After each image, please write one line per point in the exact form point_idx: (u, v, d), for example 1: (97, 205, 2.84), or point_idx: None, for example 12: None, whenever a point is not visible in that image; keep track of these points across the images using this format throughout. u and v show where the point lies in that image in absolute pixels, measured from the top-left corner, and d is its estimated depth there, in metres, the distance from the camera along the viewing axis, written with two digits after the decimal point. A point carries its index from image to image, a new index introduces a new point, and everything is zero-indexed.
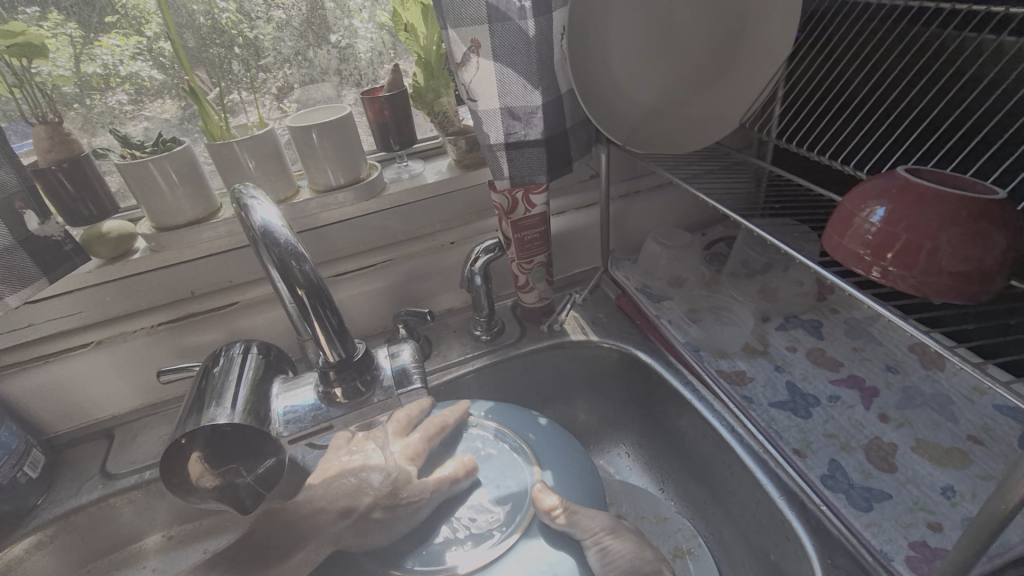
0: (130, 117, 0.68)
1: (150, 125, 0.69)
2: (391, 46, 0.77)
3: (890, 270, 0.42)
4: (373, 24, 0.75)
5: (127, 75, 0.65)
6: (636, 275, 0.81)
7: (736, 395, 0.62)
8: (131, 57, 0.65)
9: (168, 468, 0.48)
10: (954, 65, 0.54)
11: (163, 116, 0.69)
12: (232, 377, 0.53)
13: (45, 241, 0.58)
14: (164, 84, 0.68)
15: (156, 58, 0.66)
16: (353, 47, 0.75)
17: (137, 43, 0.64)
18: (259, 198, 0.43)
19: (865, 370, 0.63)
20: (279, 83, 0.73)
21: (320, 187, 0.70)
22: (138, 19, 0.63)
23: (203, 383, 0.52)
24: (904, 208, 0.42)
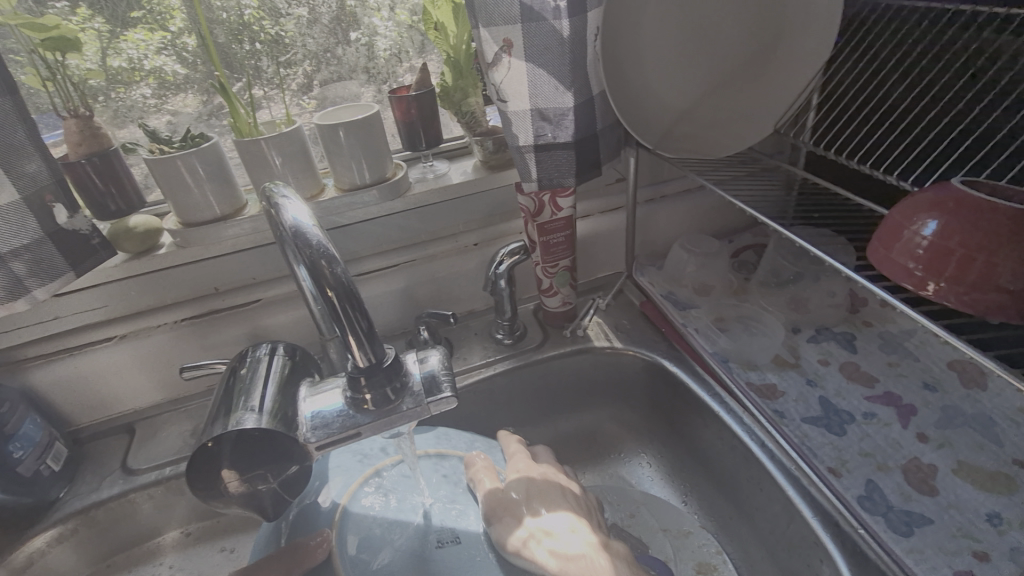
0: (154, 111, 0.68)
1: (174, 119, 0.69)
2: (415, 45, 0.76)
3: (942, 286, 0.40)
4: (392, 22, 0.74)
5: (152, 68, 0.65)
6: (661, 281, 0.79)
7: (766, 409, 0.60)
8: (157, 51, 0.64)
9: (195, 469, 0.47)
10: (1006, 73, 0.52)
11: (186, 111, 0.69)
12: (258, 378, 0.53)
13: (73, 234, 0.58)
14: (188, 78, 0.67)
15: (180, 53, 0.65)
16: (378, 45, 0.74)
17: (162, 38, 0.64)
18: (290, 196, 0.42)
19: (901, 387, 0.61)
20: (302, 80, 0.72)
21: (345, 186, 0.70)
22: (163, 14, 0.63)
23: (230, 383, 0.52)
24: (959, 222, 0.40)
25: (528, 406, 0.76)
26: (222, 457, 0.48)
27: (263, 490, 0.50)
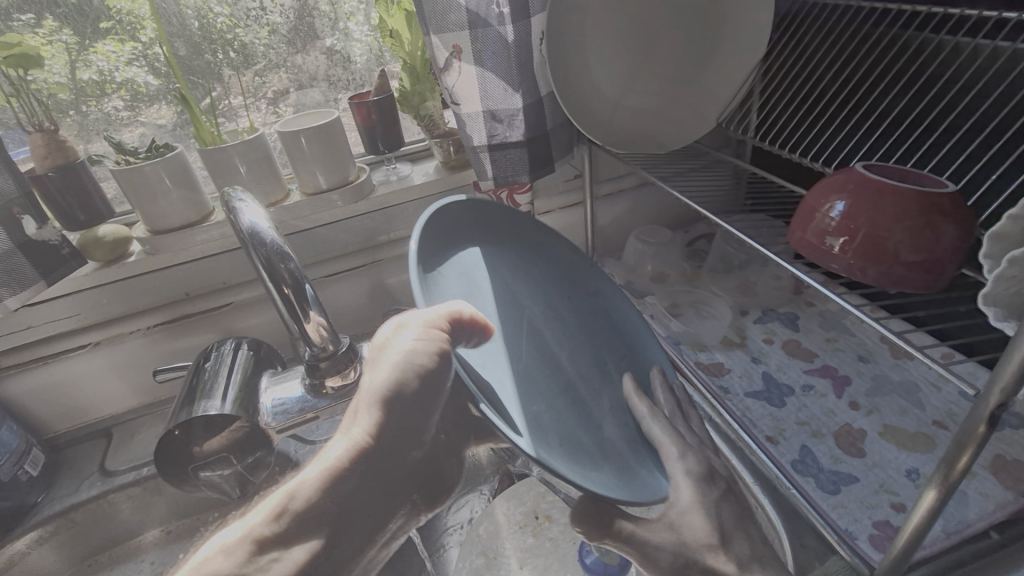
0: (126, 124, 0.70)
1: (145, 131, 0.71)
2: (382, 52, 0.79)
3: (850, 262, 0.44)
4: (368, 27, 0.77)
5: (124, 81, 0.67)
6: (619, 272, 0.83)
7: (712, 385, 0.63)
8: (128, 63, 0.67)
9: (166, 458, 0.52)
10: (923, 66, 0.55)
11: (158, 122, 0.72)
12: (222, 375, 0.54)
13: (42, 245, 0.60)
14: (160, 90, 0.70)
15: (152, 63, 0.68)
16: (349, 51, 0.77)
17: (134, 48, 0.66)
18: (246, 200, 0.45)
19: (838, 360, 0.65)
20: (275, 88, 0.75)
21: (309, 191, 0.72)
22: (133, 25, 0.65)
23: (194, 381, 0.54)
24: (861, 203, 0.44)
25: None
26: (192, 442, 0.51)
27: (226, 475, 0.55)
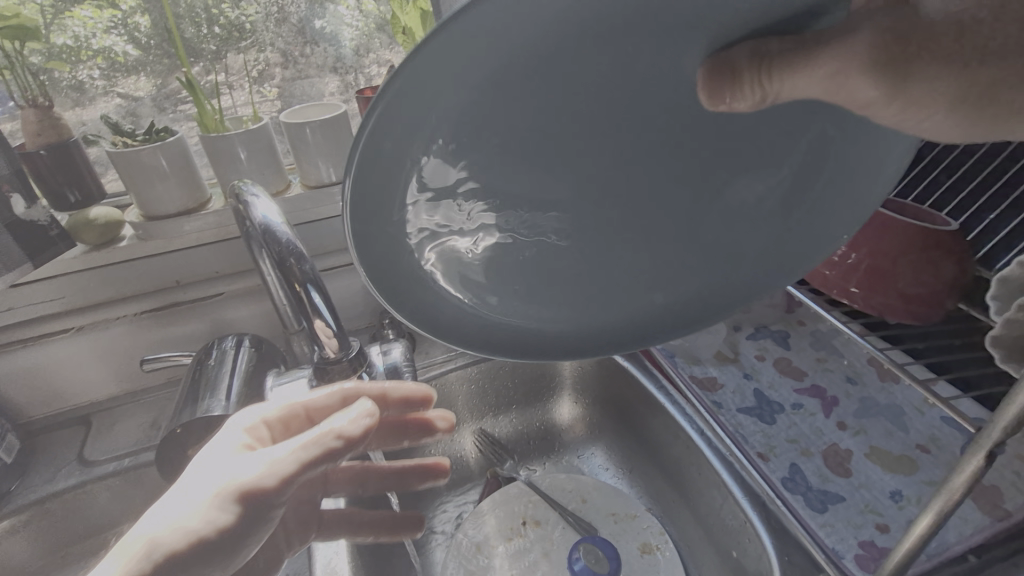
0: (102, 92, 0.66)
1: (123, 102, 0.67)
2: (376, 36, 0.77)
3: (853, 291, 0.47)
4: (358, 11, 0.75)
5: (101, 49, 0.64)
6: None
7: (705, 400, 0.65)
8: (106, 30, 0.63)
9: (163, 455, 0.50)
10: None
11: (136, 94, 0.68)
12: (225, 370, 0.53)
13: (30, 225, 0.58)
14: (140, 61, 0.66)
15: (131, 33, 0.64)
16: (339, 36, 0.75)
17: (112, 16, 0.63)
18: (258, 194, 0.44)
19: (827, 380, 0.67)
20: (260, 65, 0.72)
21: (312, 183, 0.71)
22: None
23: (197, 374, 0.53)
24: (866, 236, 0.45)
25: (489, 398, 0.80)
26: (188, 445, 0.50)
27: None
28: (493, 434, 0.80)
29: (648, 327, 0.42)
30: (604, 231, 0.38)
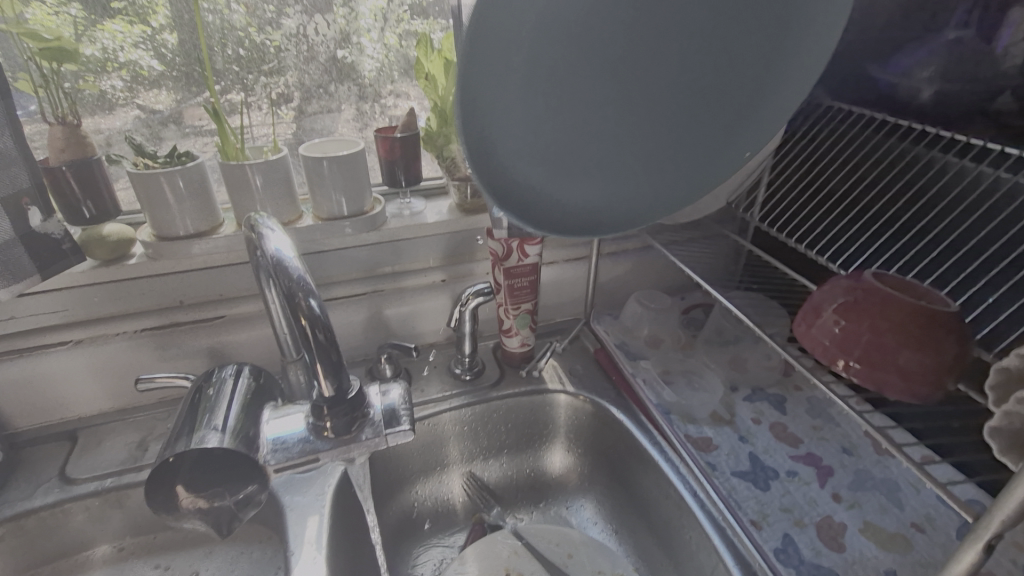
0: (122, 103, 0.68)
1: (141, 113, 0.69)
2: (394, 69, 0.79)
3: (852, 364, 0.46)
4: (380, 44, 0.76)
5: (126, 61, 0.66)
6: (615, 331, 0.85)
7: (700, 461, 0.65)
8: (133, 45, 0.66)
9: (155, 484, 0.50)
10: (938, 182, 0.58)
11: (156, 107, 0.70)
12: (223, 399, 0.52)
13: (44, 238, 0.58)
14: (163, 75, 0.68)
15: (158, 49, 0.67)
16: (359, 65, 0.76)
17: (142, 32, 0.65)
18: (273, 227, 0.44)
19: (822, 449, 0.66)
20: (279, 90, 0.74)
21: (323, 215, 0.73)
22: (146, 10, 0.65)
23: (194, 400, 0.52)
24: (867, 309, 0.46)
25: (482, 440, 0.79)
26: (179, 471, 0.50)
27: (217, 507, 0.51)
28: (482, 478, 0.79)
29: (681, 145, 0.47)
30: (691, 93, 0.45)
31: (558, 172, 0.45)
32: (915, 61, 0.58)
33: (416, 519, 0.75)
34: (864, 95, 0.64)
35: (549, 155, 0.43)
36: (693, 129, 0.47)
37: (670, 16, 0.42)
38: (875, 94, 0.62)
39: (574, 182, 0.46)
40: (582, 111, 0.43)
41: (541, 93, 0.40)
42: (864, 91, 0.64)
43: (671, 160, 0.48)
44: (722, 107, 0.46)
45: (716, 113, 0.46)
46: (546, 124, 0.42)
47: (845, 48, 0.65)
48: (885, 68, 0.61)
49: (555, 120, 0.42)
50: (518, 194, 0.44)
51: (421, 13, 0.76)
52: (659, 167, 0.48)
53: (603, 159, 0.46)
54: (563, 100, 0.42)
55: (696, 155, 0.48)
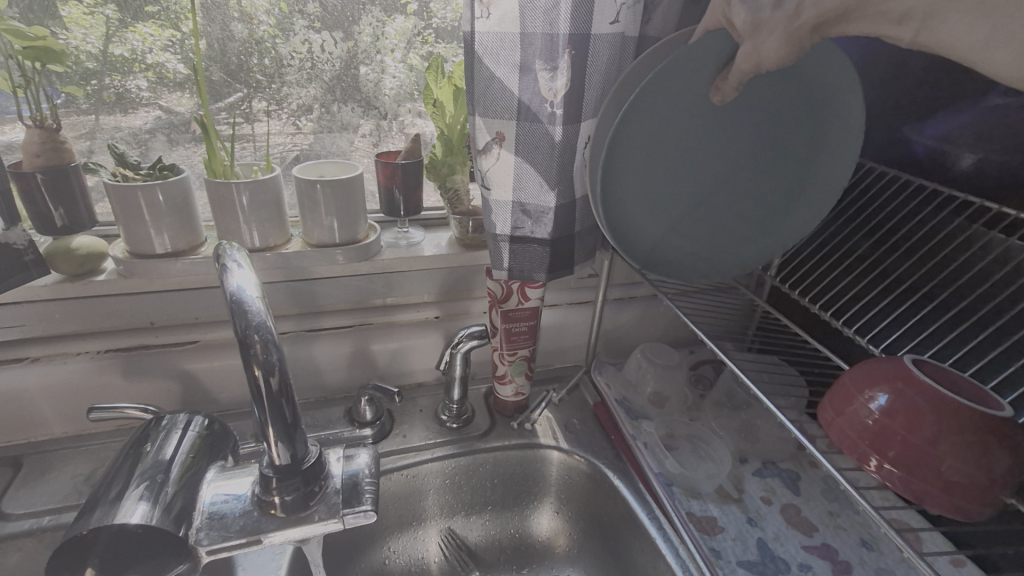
0: (145, 103, 0.65)
1: (163, 115, 0.66)
2: (416, 90, 0.75)
3: (886, 466, 0.40)
4: (404, 65, 0.72)
5: (153, 63, 0.63)
6: (617, 384, 0.79)
7: (703, 546, 0.58)
8: (162, 48, 0.62)
9: (61, 559, 0.41)
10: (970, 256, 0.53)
11: (178, 110, 0.66)
12: (162, 457, 0.44)
13: (4, 248, 0.54)
14: (188, 80, 0.65)
15: (187, 53, 0.63)
16: (382, 83, 0.73)
17: (172, 36, 0.62)
18: (241, 261, 0.40)
19: (839, 540, 0.60)
20: (300, 101, 0.71)
21: (313, 241, 0.68)
22: (179, 14, 0.62)
23: (129, 457, 0.44)
24: (905, 403, 0.40)
25: (464, 496, 0.73)
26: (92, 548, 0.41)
27: None
28: (461, 537, 0.73)
29: (732, 223, 0.56)
30: (745, 168, 0.53)
31: (669, 229, 0.55)
32: (956, 126, 0.53)
33: None
34: (899, 156, 0.60)
35: (650, 203, 0.52)
36: (777, 189, 0.55)
37: (755, 100, 0.49)
38: (913, 158, 0.58)
39: (662, 223, 0.54)
40: (708, 161, 0.52)
41: (656, 160, 0.50)
42: (900, 153, 0.60)
43: (707, 214, 0.55)
44: (784, 184, 0.55)
45: (779, 179, 0.54)
46: (639, 168, 0.50)
47: (881, 105, 0.61)
48: (926, 129, 0.56)
49: (657, 181, 0.52)
50: (617, 223, 0.52)
51: (443, 36, 0.72)
52: (737, 231, 0.57)
53: (702, 221, 0.56)
54: (665, 151, 0.50)
55: (760, 216, 0.56)
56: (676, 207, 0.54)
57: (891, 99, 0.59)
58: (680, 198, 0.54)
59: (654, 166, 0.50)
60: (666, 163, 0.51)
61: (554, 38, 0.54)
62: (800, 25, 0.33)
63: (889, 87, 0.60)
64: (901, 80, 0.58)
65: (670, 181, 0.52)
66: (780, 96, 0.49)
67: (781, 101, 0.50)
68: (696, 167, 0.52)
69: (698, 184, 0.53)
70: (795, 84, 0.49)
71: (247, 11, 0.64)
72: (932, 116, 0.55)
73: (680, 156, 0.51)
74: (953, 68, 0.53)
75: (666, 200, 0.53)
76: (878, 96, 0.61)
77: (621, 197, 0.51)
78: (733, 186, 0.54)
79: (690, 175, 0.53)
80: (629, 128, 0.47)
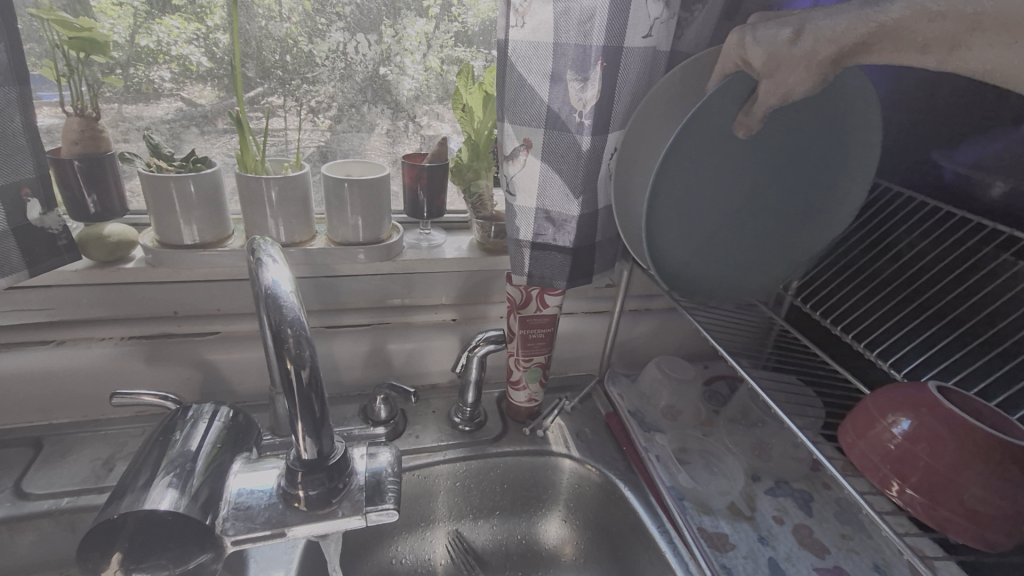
0: (166, 94, 0.66)
1: (183, 106, 0.67)
2: (438, 92, 0.76)
3: (907, 491, 0.40)
4: (423, 67, 0.73)
5: (177, 55, 0.64)
6: (630, 395, 0.79)
7: (714, 562, 0.58)
8: (186, 41, 0.63)
9: (90, 538, 0.42)
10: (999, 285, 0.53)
11: (198, 101, 0.67)
12: (191, 444, 0.46)
13: (40, 232, 0.55)
14: (210, 73, 0.66)
15: (209, 47, 0.64)
16: (400, 83, 0.73)
17: (196, 30, 0.63)
18: (274, 256, 0.40)
19: (852, 564, 0.59)
20: (320, 99, 0.71)
21: (337, 239, 0.69)
22: (203, 9, 0.62)
23: (158, 443, 0.46)
24: (929, 429, 0.40)
25: (474, 500, 0.73)
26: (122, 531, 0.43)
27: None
28: (469, 541, 0.73)
29: (758, 244, 0.56)
30: (771, 187, 0.53)
31: (699, 251, 0.54)
32: (988, 152, 0.53)
33: None
34: (927, 181, 0.59)
35: (685, 227, 0.52)
36: (795, 209, 0.55)
37: (784, 120, 0.50)
38: (941, 184, 0.58)
39: (689, 244, 0.53)
40: (735, 183, 0.52)
41: (693, 183, 0.50)
42: (928, 178, 0.59)
43: (737, 234, 0.55)
44: (801, 206, 0.55)
45: (798, 201, 0.55)
46: (677, 191, 0.49)
47: (909, 129, 0.61)
48: (956, 154, 0.56)
49: (691, 201, 0.51)
50: (656, 249, 0.51)
51: (466, 41, 0.73)
52: (759, 252, 0.57)
53: (725, 241, 0.55)
54: (702, 172, 0.49)
55: (782, 235, 0.56)
56: (708, 229, 0.53)
57: (921, 123, 0.59)
58: (712, 220, 0.53)
59: (690, 189, 0.50)
60: (701, 186, 0.50)
61: (587, 50, 0.54)
62: (820, 61, 0.38)
63: (919, 111, 0.60)
64: (930, 104, 0.58)
65: (704, 204, 0.52)
66: (805, 118, 0.50)
67: (807, 125, 0.51)
68: (728, 188, 0.52)
69: (728, 205, 0.53)
70: (818, 106, 0.50)
71: (271, 7, 0.65)
72: (963, 142, 0.55)
73: (714, 178, 0.50)
74: (987, 94, 0.53)
75: (699, 223, 0.52)
76: (907, 120, 0.61)
77: (660, 222, 0.50)
78: (760, 206, 0.54)
79: (722, 196, 0.52)
80: (677, 149, 0.46)
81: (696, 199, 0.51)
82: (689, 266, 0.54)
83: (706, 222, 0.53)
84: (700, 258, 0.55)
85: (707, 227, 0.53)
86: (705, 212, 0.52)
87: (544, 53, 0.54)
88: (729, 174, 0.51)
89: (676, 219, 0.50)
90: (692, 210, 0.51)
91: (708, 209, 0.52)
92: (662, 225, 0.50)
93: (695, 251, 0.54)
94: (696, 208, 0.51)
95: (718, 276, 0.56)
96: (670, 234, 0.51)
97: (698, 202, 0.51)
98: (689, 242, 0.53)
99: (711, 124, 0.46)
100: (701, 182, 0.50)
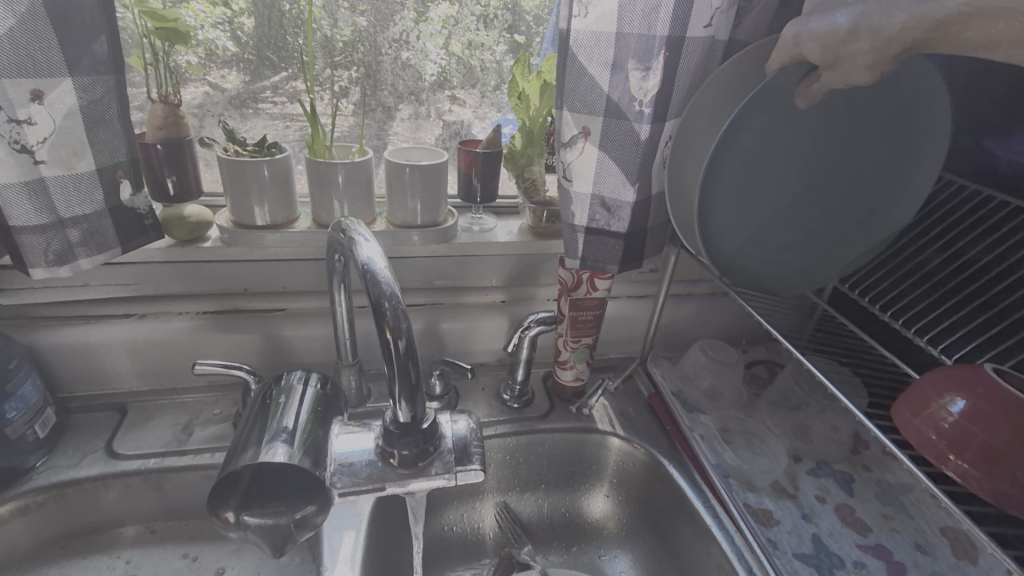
0: (194, 78, 0.69)
1: (210, 90, 0.70)
2: (492, 80, 0.79)
3: (961, 466, 0.42)
4: (444, 51, 0.75)
5: (203, 39, 0.66)
6: (673, 377, 0.81)
7: (760, 536, 0.61)
8: (213, 25, 0.66)
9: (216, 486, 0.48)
10: None
11: (223, 86, 0.70)
12: (292, 406, 0.52)
13: (130, 212, 0.59)
14: (235, 56, 0.68)
15: (234, 31, 0.67)
16: (423, 68, 0.75)
17: (222, 13, 0.66)
18: (364, 234, 0.44)
19: (893, 542, 0.61)
20: (341, 83, 0.74)
21: (397, 221, 0.72)
22: None
23: (263, 407, 0.52)
24: (986, 407, 0.42)
25: (521, 473, 0.76)
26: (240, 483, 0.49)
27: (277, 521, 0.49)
28: (516, 512, 0.77)
29: (810, 231, 0.57)
30: (825, 175, 0.54)
31: (751, 237, 0.55)
32: None
33: (444, 545, 0.73)
34: (982, 169, 0.60)
35: (739, 211, 0.52)
36: (850, 198, 0.56)
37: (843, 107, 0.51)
38: (996, 172, 0.59)
39: (745, 233, 0.54)
40: (793, 170, 0.53)
41: (751, 167, 0.50)
42: (982, 166, 0.60)
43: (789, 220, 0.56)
44: (857, 194, 0.56)
45: (856, 187, 0.56)
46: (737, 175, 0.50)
47: (963, 116, 0.61)
48: (1011, 143, 0.56)
49: (748, 184, 0.52)
50: (711, 233, 0.51)
51: (489, 23, 0.75)
52: (811, 240, 0.58)
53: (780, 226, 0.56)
54: (758, 159, 0.50)
55: (835, 222, 0.57)
56: (762, 215, 0.54)
57: (977, 112, 0.60)
58: (766, 206, 0.54)
59: (748, 173, 0.51)
60: (758, 171, 0.51)
61: (650, 40, 0.55)
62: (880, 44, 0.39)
63: (973, 99, 0.60)
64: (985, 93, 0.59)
65: (760, 189, 0.53)
66: (867, 106, 0.51)
67: (862, 114, 0.52)
68: (784, 175, 0.53)
69: (784, 191, 0.54)
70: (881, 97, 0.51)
71: None
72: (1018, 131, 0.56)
73: (770, 163, 0.51)
74: None
75: (754, 208, 0.53)
76: (961, 108, 0.61)
77: (719, 204, 0.51)
78: (816, 194, 0.55)
79: (778, 183, 0.53)
80: (730, 140, 0.47)
81: (752, 184, 0.52)
82: (741, 252, 0.55)
83: (761, 207, 0.54)
84: (752, 245, 0.55)
85: (761, 212, 0.54)
86: (761, 197, 0.53)
87: (602, 47, 0.56)
88: (785, 161, 0.52)
89: (732, 203, 0.51)
90: (748, 194, 0.52)
91: (763, 194, 0.53)
92: (718, 207, 0.51)
93: (748, 236, 0.54)
94: (752, 193, 0.52)
95: (767, 264, 0.57)
96: (725, 219, 0.52)
97: (753, 187, 0.52)
98: (743, 228, 0.54)
99: (775, 107, 0.47)
100: (758, 167, 0.51)
